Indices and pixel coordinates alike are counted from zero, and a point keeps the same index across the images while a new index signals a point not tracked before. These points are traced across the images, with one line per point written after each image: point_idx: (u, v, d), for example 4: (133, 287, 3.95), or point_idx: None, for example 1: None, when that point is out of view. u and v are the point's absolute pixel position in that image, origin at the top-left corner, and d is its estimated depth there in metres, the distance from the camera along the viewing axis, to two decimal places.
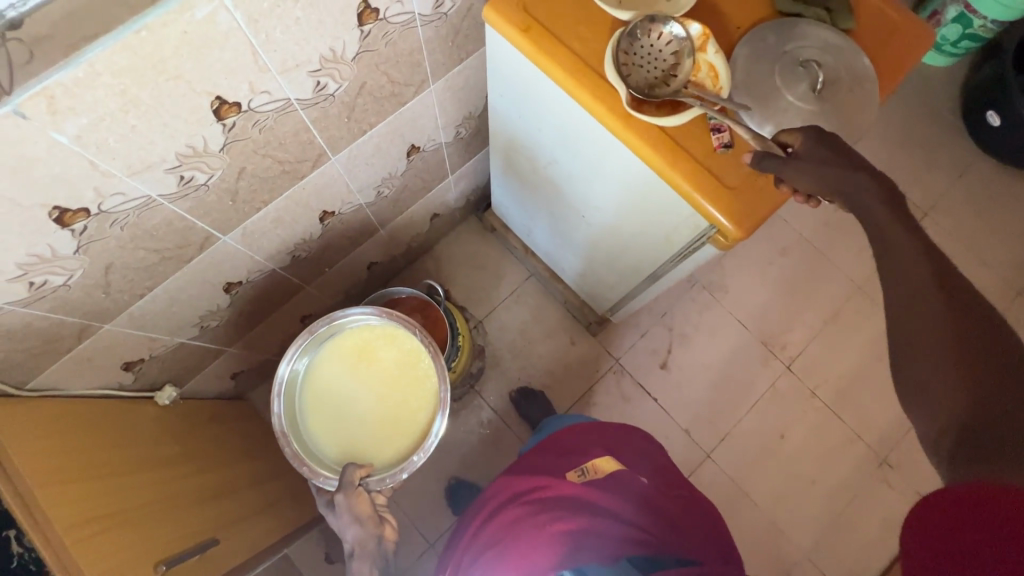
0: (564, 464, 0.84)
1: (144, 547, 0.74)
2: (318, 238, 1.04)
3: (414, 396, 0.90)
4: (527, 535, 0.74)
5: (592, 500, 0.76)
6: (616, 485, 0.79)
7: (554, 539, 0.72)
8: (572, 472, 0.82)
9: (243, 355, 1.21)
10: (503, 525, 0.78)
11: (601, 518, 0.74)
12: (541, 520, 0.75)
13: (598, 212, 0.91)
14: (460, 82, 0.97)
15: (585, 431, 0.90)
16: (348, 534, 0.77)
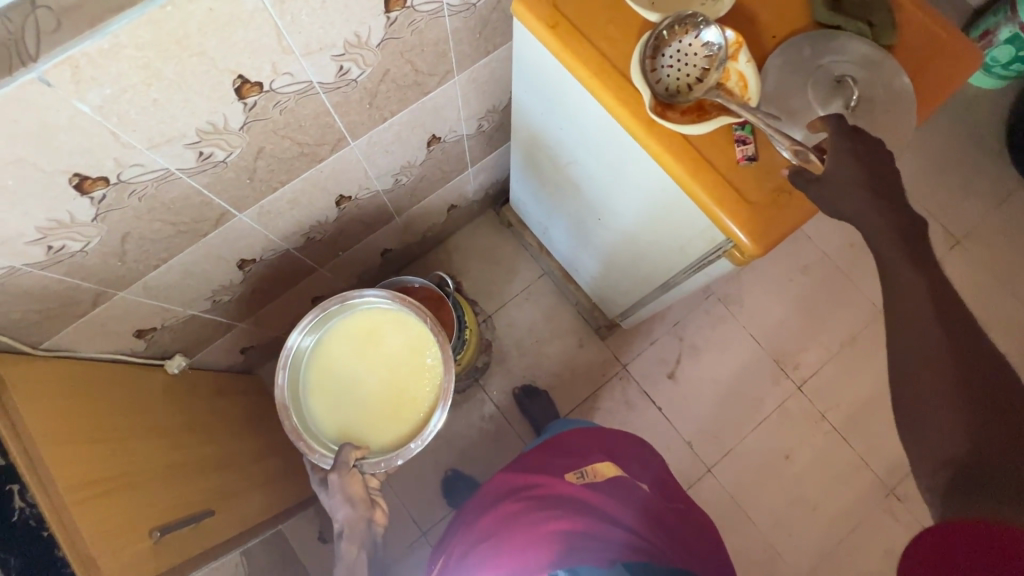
0: (564, 465, 0.83)
1: (142, 511, 0.76)
2: (333, 222, 1.04)
3: (418, 386, 0.90)
4: (526, 529, 0.72)
5: (594, 502, 0.75)
6: (617, 491, 0.78)
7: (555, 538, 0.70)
8: (571, 473, 0.81)
9: (254, 331, 1.23)
10: (500, 518, 0.76)
11: (603, 521, 0.72)
12: (541, 515, 0.73)
13: (615, 217, 0.90)
14: (485, 75, 0.96)
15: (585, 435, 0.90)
16: (340, 514, 0.77)
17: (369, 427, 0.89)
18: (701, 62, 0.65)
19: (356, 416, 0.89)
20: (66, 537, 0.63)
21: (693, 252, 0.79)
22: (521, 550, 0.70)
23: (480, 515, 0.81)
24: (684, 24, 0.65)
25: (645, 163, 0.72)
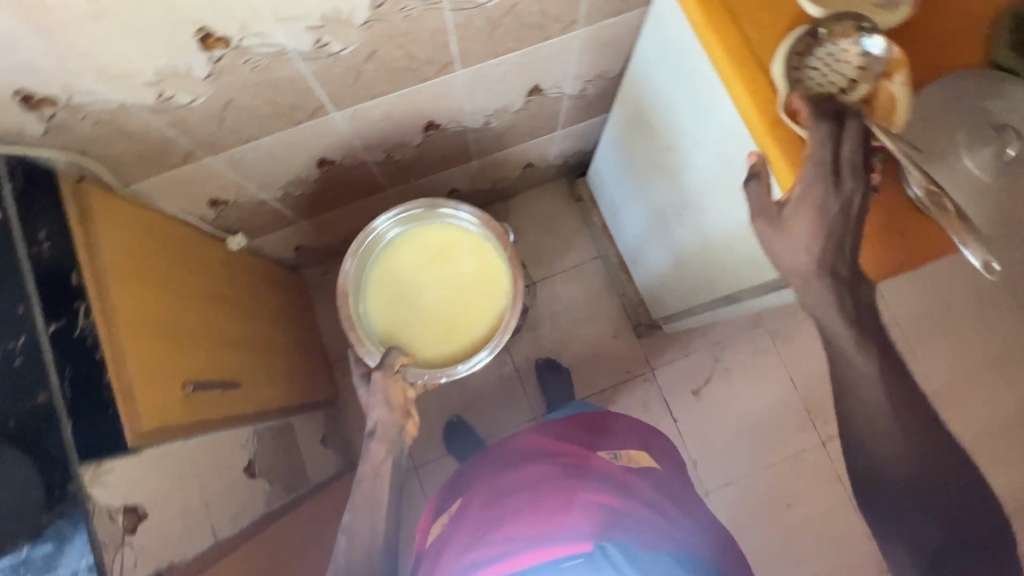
0: (596, 441, 0.82)
1: (179, 365, 0.79)
2: (416, 147, 1.04)
3: (475, 314, 0.92)
4: (567, 491, 0.72)
5: (629, 483, 0.75)
6: (648, 479, 0.78)
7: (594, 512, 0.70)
8: (605, 451, 0.80)
9: (311, 232, 1.26)
10: (535, 477, 0.75)
11: (640, 507, 0.72)
12: (581, 481, 0.74)
13: (699, 215, 0.87)
14: (607, 37, 0.92)
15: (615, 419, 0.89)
16: (375, 413, 0.76)
17: (417, 337, 0.92)
18: (851, 72, 0.60)
19: (407, 322, 0.92)
20: (113, 365, 0.66)
21: (769, 273, 0.76)
22: (560, 517, 0.69)
23: (508, 464, 0.80)
24: (844, 26, 0.60)
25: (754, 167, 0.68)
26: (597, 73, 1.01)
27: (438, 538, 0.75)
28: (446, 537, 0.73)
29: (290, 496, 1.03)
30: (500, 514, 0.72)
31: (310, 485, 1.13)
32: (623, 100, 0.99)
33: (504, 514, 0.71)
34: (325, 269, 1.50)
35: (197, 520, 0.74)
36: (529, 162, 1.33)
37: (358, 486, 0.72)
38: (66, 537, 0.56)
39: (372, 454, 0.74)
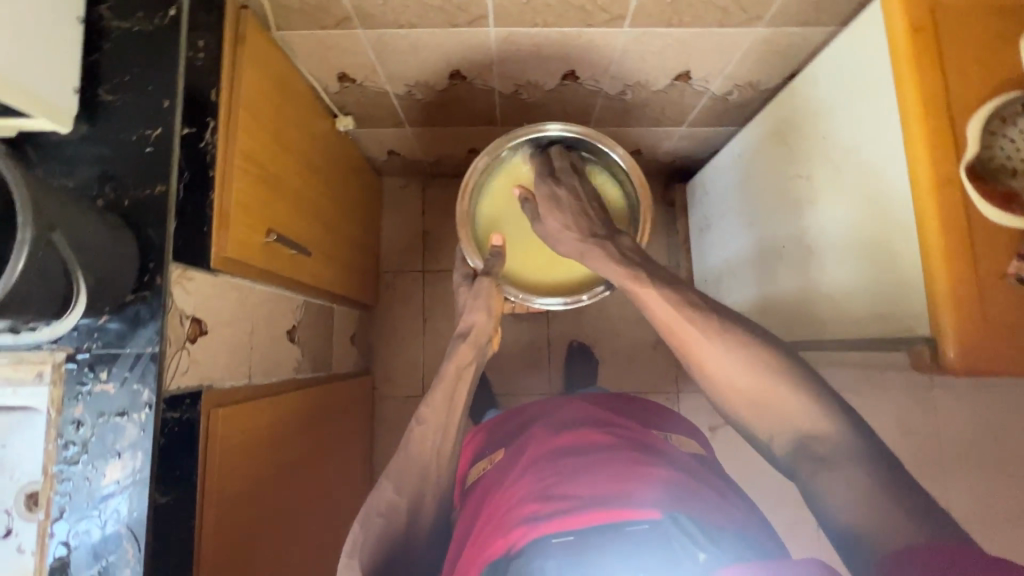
0: (640, 429, 0.78)
1: (267, 211, 0.80)
2: (545, 92, 1.03)
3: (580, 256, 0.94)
4: (628, 461, 0.66)
5: (686, 468, 0.67)
6: (702, 470, 0.70)
7: (654, 481, 0.61)
8: (651, 439, 0.75)
9: (409, 141, 1.27)
10: (580, 443, 0.71)
11: (701, 485, 0.64)
12: (643, 457, 0.67)
13: (811, 255, 0.84)
14: (782, 48, 0.87)
15: (657, 416, 0.87)
16: (473, 317, 0.85)
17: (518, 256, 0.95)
18: None
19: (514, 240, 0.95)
20: (220, 186, 0.66)
21: (864, 334, 0.73)
22: (615, 480, 0.61)
23: (555, 432, 0.75)
24: None
25: (900, 222, 0.65)
26: (751, 81, 0.97)
27: (485, 508, 0.66)
28: (496, 504, 0.65)
29: (313, 373, 1.06)
30: (554, 473, 0.64)
31: (330, 372, 1.16)
32: (776, 110, 0.94)
33: (562, 472, 0.64)
34: (404, 182, 1.51)
35: (241, 358, 0.77)
36: (638, 148, 1.30)
37: (436, 382, 0.77)
38: (141, 321, 0.59)
39: (457, 352, 0.81)
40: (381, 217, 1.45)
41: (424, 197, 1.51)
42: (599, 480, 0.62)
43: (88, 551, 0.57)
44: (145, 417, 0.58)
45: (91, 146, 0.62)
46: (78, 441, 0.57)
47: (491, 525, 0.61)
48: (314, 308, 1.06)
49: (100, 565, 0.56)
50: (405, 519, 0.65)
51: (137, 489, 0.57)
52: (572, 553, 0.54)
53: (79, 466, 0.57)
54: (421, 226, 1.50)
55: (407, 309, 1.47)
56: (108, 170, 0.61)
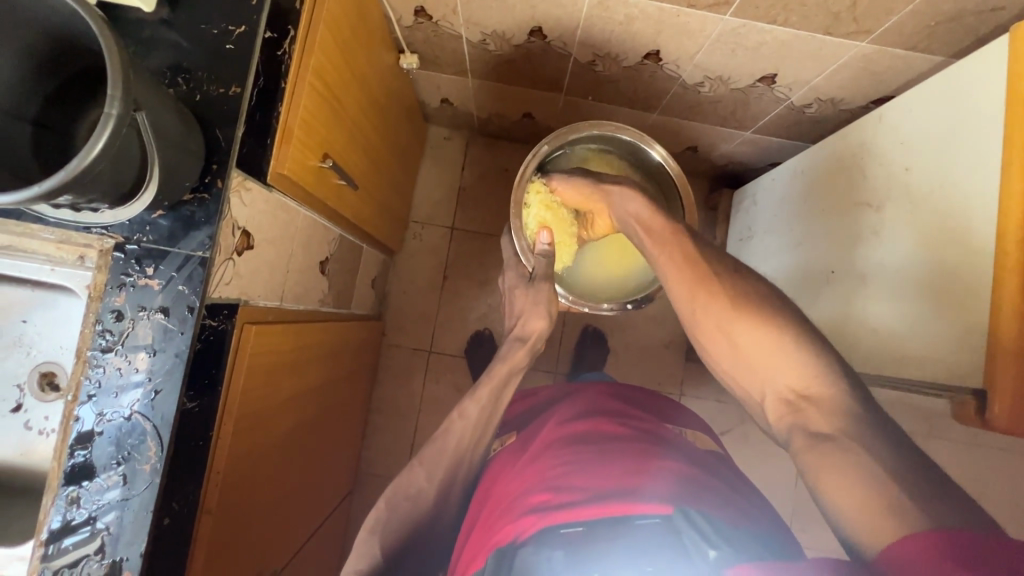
0: (650, 421, 0.78)
1: (325, 138, 0.77)
2: (622, 68, 0.99)
3: (624, 269, 1.01)
4: (638, 455, 0.65)
5: (698, 462, 0.67)
6: (710, 463, 0.70)
7: (663, 474, 0.61)
8: (661, 430, 0.76)
9: (466, 93, 1.23)
10: (592, 432, 0.71)
11: (710, 478, 0.64)
12: (651, 451, 0.67)
13: (862, 285, 0.83)
14: (879, 69, 0.83)
15: (667, 409, 0.87)
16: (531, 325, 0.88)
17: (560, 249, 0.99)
18: None
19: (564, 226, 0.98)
20: (287, 100, 0.63)
21: (906, 376, 0.72)
22: (624, 473, 0.61)
23: (565, 420, 0.75)
24: None
25: (974, 272, 0.63)
26: (836, 98, 0.94)
27: (492, 494, 0.66)
28: (503, 490, 0.65)
29: (333, 308, 1.05)
30: (563, 462, 0.64)
31: (348, 311, 1.15)
32: (850, 131, 0.91)
33: (569, 462, 0.64)
34: (449, 135, 1.47)
35: (277, 279, 0.75)
36: (695, 146, 1.27)
37: (484, 380, 0.80)
38: (194, 223, 0.57)
39: (512, 356, 0.84)
40: (418, 165, 1.42)
41: (466, 153, 1.47)
42: (607, 474, 0.62)
43: (111, 440, 0.56)
44: (185, 320, 0.57)
45: (169, 33, 0.59)
46: (115, 332, 0.56)
47: (497, 512, 0.61)
48: (345, 244, 1.04)
49: (120, 457, 0.56)
50: (424, 498, 0.66)
51: (167, 389, 0.57)
52: (578, 543, 0.54)
53: (113, 356, 0.56)
54: (457, 182, 1.47)
55: (428, 262, 1.45)
56: (182, 61, 0.59)
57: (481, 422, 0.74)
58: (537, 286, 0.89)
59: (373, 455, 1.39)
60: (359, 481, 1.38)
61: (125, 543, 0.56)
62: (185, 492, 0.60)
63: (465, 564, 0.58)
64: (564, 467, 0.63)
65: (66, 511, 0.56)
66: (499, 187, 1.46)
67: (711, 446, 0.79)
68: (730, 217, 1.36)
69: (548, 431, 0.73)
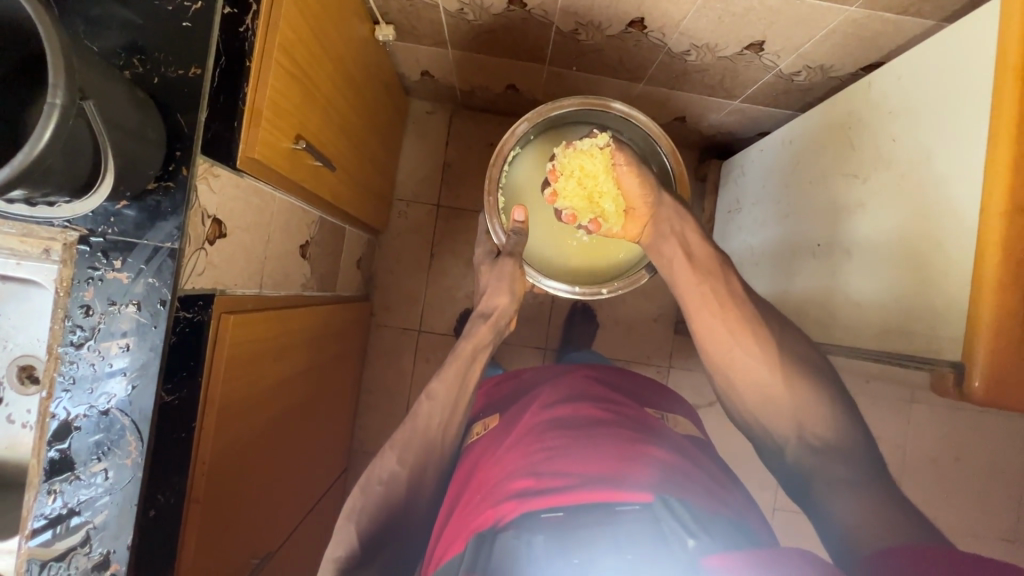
0: (637, 407, 0.79)
1: (296, 117, 0.74)
2: (606, 37, 0.95)
3: (595, 256, 0.98)
4: (621, 440, 0.66)
5: (683, 450, 0.69)
6: (694, 451, 0.71)
7: (649, 463, 0.62)
8: (649, 416, 0.76)
9: (448, 65, 1.19)
10: (579, 416, 0.72)
11: (694, 467, 0.65)
12: (636, 437, 0.68)
13: (845, 258, 0.82)
14: (869, 34, 0.81)
15: (652, 393, 0.89)
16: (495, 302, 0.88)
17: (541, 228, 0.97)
18: None
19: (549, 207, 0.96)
20: (254, 80, 0.60)
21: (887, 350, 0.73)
22: (610, 460, 0.62)
23: (550, 404, 0.75)
24: None
25: (959, 247, 0.62)
26: (826, 65, 0.91)
27: (476, 476, 0.67)
28: (487, 473, 0.65)
29: (318, 291, 1.04)
30: (549, 447, 0.65)
31: (333, 294, 1.14)
32: (840, 100, 0.89)
33: (551, 447, 0.65)
34: (432, 109, 1.43)
35: (255, 266, 0.74)
36: (683, 116, 1.24)
37: (454, 357, 0.82)
38: (161, 213, 0.55)
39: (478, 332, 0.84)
40: (401, 140, 1.38)
41: (450, 127, 1.43)
42: (590, 459, 0.62)
43: (90, 437, 0.56)
44: (158, 313, 0.55)
45: (120, 9, 0.55)
46: (86, 327, 0.55)
47: (479, 496, 0.62)
48: (327, 226, 1.02)
49: (98, 453, 0.56)
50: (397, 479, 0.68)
51: (143, 384, 0.56)
52: (560, 528, 0.55)
53: (85, 353, 0.55)
54: (442, 158, 1.43)
55: (415, 241, 1.43)
56: (137, 41, 0.56)
57: (448, 403, 0.76)
58: (502, 263, 0.87)
59: (366, 435, 1.40)
60: (353, 460, 1.40)
61: (111, 536, 0.57)
62: (171, 483, 0.60)
63: (446, 545, 0.60)
64: (549, 452, 0.64)
65: (49, 506, 0.56)
66: (485, 161, 1.43)
67: (692, 431, 0.80)
68: (720, 188, 1.34)
69: (534, 414, 0.74)
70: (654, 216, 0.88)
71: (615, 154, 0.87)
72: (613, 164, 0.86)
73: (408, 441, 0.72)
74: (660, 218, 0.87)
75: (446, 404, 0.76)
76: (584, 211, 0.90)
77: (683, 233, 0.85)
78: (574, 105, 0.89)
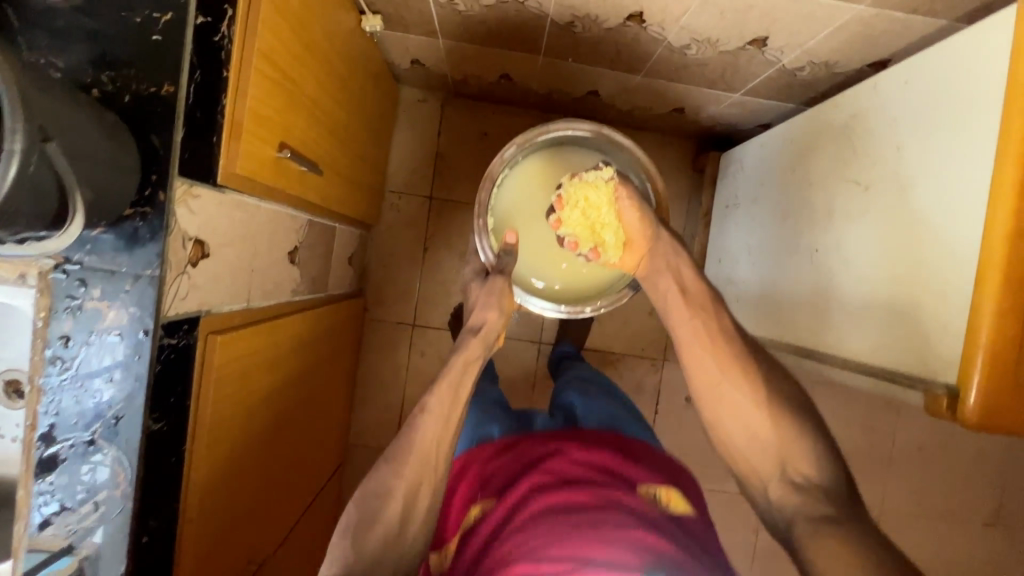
0: (624, 472, 0.78)
1: (280, 124, 0.71)
2: (603, 30, 0.91)
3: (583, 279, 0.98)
4: (595, 519, 0.67)
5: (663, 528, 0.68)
6: (678, 527, 0.71)
7: (618, 548, 0.63)
8: (636, 485, 0.76)
9: (439, 54, 1.14)
10: (560, 487, 0.73)
11: (671, 549, 0.65)
12: (613, 514, 0.68)
13: (841, 267, 0.81)
14: (876, 32, 0.78)
15: (651, 453, 0.88)
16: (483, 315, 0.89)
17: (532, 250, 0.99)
18: None
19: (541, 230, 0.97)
20: (234, 93, 0.58)
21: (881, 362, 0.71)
22: (580, 543, 0.63)
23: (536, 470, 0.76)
24: None
25: (959, 265, 0.61)
26: (830, 61, 0.88)
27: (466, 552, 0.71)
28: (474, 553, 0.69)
29: (309, 294, 1.02)
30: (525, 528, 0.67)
31: (325, 294, 1.12)
32: (841, 100, 0.87)
33: (525, 529, 0.67)
34: (423, 97, 1.38)
35: (242, 280, 0.72)
36: (682, 107, 1.21)
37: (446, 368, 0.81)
38: (139, 240, 0.53)
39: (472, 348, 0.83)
40: (392, 130, 1.34)
41: (442, 116, 1.39)
42: (582, 525, 0.66)
43: (77, 465, 0.55)
44: (141, 343, 0.54)
45: (84, 19, 0.52)
46: (67, 359, 0.53)
47: None
48: (317, 228, 0.99)
49: (87, 483, 0.55)
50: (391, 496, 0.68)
51: (129, 414, 0.55)
52: None
53: (68, 383, 0.54)
54: (434, 148, 1.39)
55: (408, 234, 1.40)
56: (104, 54, 0.52)
57: (442, 416, 0.76)
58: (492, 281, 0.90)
59: (362, 428, 1.41)
60: (350, 453, 1.41)
61: (106, 563, 0.57)
62: (164, 508, 0.60)
63: None
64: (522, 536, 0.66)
65: (41, 536, 0.55)
66: (478, 152, 1.40)
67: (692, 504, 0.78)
68: (718, 180, 1.31)
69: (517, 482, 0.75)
70: (652, 250, 0.87)
71: (619, 189, 0.86)
72: (616, 198, 0.85)
73: (403, 456, 0.72)
74: (657, 252, 0.86)
75: (441, 418, 0.76)
76: (585, 240, 0.90)
77: (677, 267, 0.84)
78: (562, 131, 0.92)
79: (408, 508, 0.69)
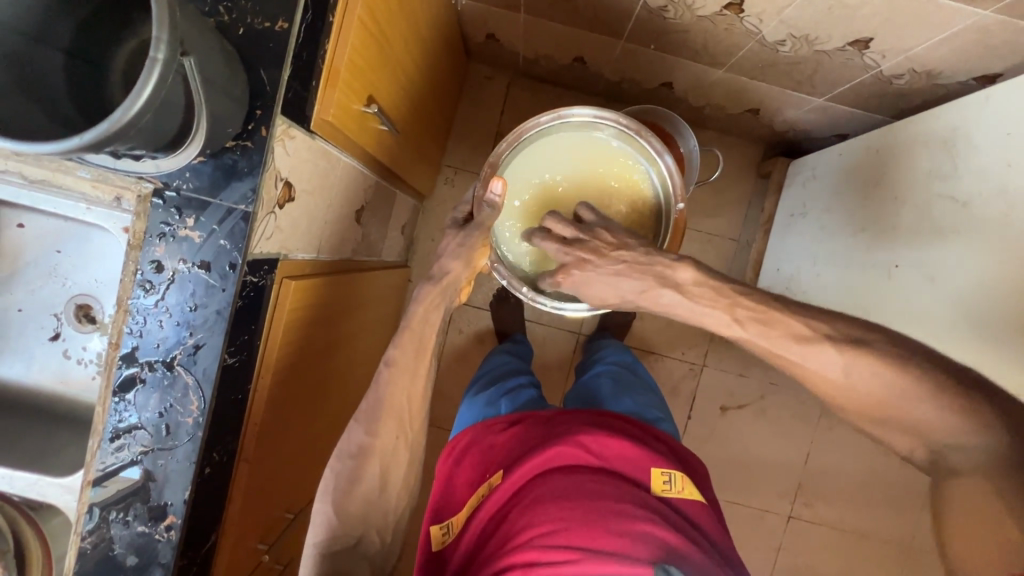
0: (636, 462, 0.68)
1: (371, 80, 0.71)
2: (696, 17, 0.89)
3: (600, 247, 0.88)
4: (583, 479, 0.62)
5: (634, 496, 0.62)
6: (652, 504, 0.61)
7: (578, 506, 0.58)
8: (641, 471, 0.67)
9: (515, 30, 1.12)
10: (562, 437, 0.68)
11: (626, 509, 0.58)
12: (588, 477, 0.63)
13: (927, 286, 0.78)
14: (991, 42, 0.74)
15: (659, 446, 0.75)
16: (451, 265, 0.77)
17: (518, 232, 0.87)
18: None
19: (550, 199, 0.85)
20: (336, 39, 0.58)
21: (1003, 372, 0.68)
22: (554, 499, 0.59)
23: (550, 425, 0.73)
24: None
25: None
26: (933, 70, 0.84)
27: (482, 464, 0.71)
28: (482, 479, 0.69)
29: (364, 258, 1.02)
30: (534, 476, 0.64)
31: (377, 259, 1.13)
32: (934, 112, 0.84)
33: (538, 470, 0.64)
34: (492, 74, 1.37)
35: (315, 231, 0.72)
36: (758, 108, 1.17)
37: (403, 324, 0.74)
38: (237, 173, 0.53)
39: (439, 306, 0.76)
40: (455, 102, 1.33)
41: (507, 96, 1.38)
42: (589, 513, 0.57)
43: (154, 388, 0.56)
44: (227, 277, 0.54)
45: None
46: (156, 283, 0.54)
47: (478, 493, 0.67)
48: (380, 191, 1.00)
49: (162, 408, 0.56)
50: None
51: (206, 344, 0.55)
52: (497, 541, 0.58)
53: (155, 306, 0.55)
54: (495, 127, 1.38)
55: None
56: None
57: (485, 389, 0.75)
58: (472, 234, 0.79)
59: None
60: None
61: (171, 489, 0.57)
62: (225, 442, 0.60)
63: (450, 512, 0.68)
64: (512, 483, 0.64)
65: (112, 452, 0.57)
66: None
67: (686, 501, 0.65)
68: (783, 187, 1.26)
69: (522, 437, 0.72)
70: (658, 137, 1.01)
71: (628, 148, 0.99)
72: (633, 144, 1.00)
73: (377, 414, 0.68)
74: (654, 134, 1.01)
75: (411, 368, 0.72)
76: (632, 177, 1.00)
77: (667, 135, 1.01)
78: (588, 108, 0.80)
79: (387, 468, 0.67)
